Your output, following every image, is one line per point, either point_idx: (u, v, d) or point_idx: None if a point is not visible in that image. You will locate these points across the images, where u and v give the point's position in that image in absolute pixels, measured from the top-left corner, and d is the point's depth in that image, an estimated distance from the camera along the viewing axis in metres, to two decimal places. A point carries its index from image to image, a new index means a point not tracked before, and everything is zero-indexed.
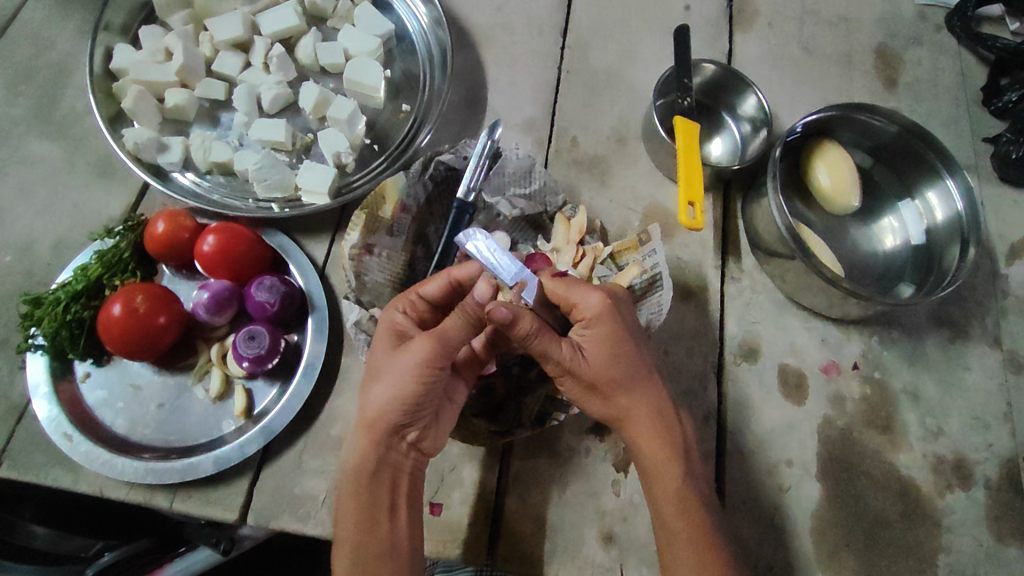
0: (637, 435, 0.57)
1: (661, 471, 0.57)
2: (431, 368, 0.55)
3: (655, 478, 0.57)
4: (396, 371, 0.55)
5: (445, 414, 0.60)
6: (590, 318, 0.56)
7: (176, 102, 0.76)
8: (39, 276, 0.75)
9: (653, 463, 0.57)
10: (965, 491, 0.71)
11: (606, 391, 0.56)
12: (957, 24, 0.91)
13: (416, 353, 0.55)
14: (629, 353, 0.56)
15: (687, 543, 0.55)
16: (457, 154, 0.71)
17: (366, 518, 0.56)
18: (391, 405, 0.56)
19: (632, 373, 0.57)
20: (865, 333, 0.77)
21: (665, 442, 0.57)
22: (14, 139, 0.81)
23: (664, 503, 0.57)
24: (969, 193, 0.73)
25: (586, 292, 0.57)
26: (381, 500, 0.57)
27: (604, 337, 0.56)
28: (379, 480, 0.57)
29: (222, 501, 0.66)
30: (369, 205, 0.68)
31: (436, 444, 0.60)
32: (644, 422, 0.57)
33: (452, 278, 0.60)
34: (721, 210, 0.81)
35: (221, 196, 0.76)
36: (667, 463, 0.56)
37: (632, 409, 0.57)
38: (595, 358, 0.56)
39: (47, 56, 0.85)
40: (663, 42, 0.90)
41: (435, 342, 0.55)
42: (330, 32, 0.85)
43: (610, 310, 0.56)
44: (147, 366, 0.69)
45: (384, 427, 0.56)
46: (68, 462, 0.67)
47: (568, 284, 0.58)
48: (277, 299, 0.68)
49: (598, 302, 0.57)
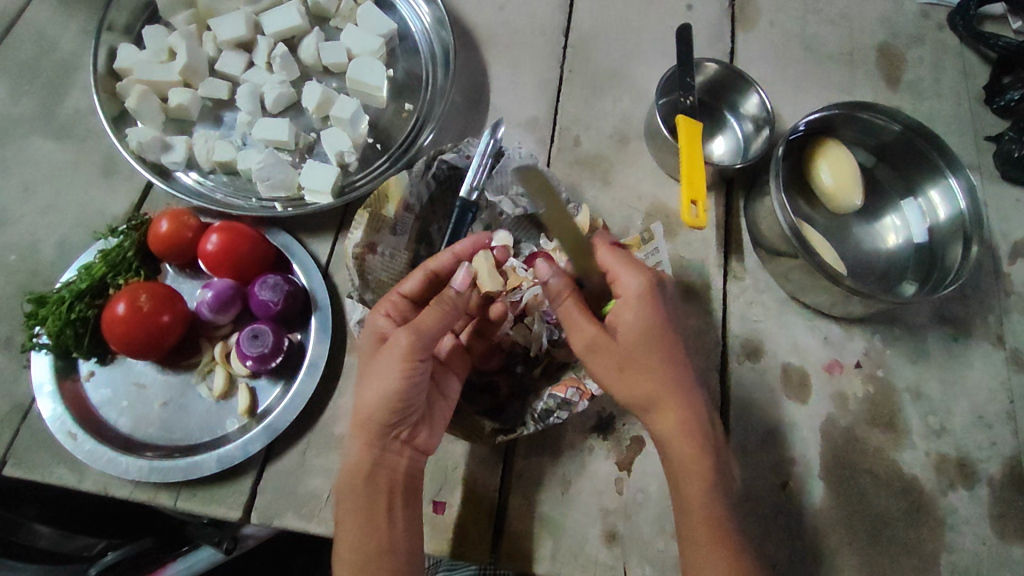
0: (665, 421, 0.57)
1: (687, 462, 0.56)
2: (412, 360, 0.55)
3: (682, 469, 0.57)
4: (379, 368, 0.56)
5: (437, 409, 0.62)
6: (628, 298, 0.58)
7: (179, 102, 0.77)
8: (43, 275, 0.75)
9: (678, 453, 0.57)
10: (968, 489, 0.71)
11: (635, 372, 0.56)
12: (958, 23, 0.91)
13: (397, 347, 0.55)
14: (660, 337, 0.57)
15: (707, 545, 0.55)
16: (459, 152, 0.71)
17: (365, 517, 0.56)
18: (378, 404, 0.56)
19: (663, 360, 0.57)
20: (867, 332, 0.77)
21: (692, 431, 0.57)
22: (17, 139, 0.81)
23: (688, 493, 0.57)
24: (972, 191, 0.73)
25: (632, 273, 0.59)
26: (379, 500, 0.57)
27: (639, 317, 0.57)
28: (376, 481, 0.57)
29: (226, 499, 0.67)
30: (370, 205, 0.67)
31: (430, 441, 0.60)
32: (672, 410, 0.57)
33: (428, 270, 0.62)
34: (723, 209, 0.81)
35: (224, 196, 0.76)
36: (694, 456, 0.56)
37: (661, 395, 0.56)
38: (626, 336, 0.57)
39: (50, 56, 0.85)
40: (665, 41, 0.90)
41: (414, 333, 0.56)
42: (333, 32, 0.85)
43: (650, 294, 0.58)
44: (151, 364, 0.69)
45: (375, 427, 0.57)
46: (72, 461, 0.67)
47: (621, 259, 0.60)
48: (281, 297, 0.68)
49: (640, 283, 0.58)
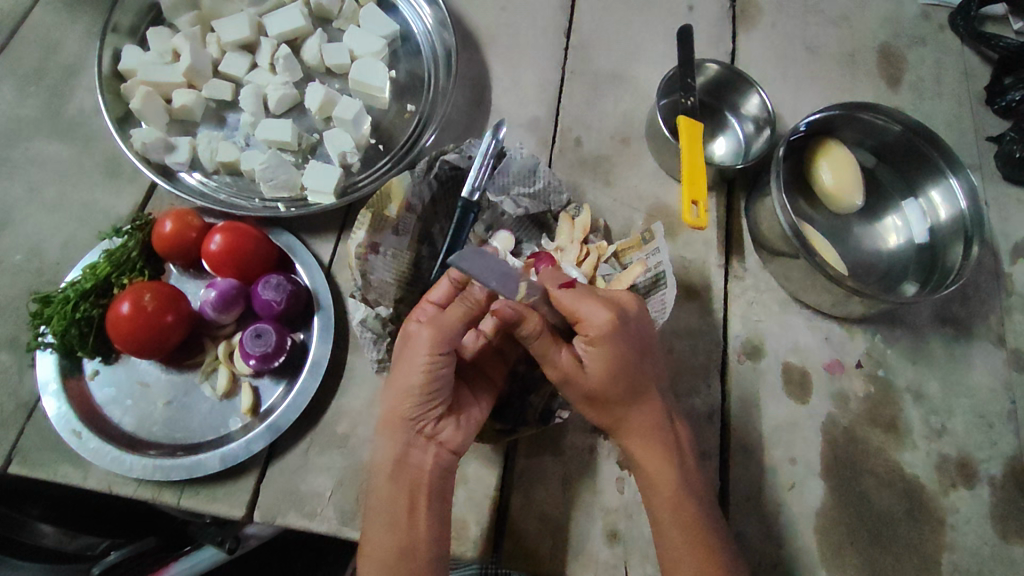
0: (632, 443, 0.59)
1: (656, 480, 0.58)
2: (435, 353, 0.56)
3: (649, 483, 0.58)
4: (404, 364, 0.57)
5: (467, 408, 0.61)
6: (593, 336, 0.55)
7: (183, 103, 0.77)
8: (49, 275, 0.76)
9: (647, 470, 0.58)
10: (970, 488, 0.72)
11: (612, 402, 0.57)
12: (960, 24, 0.92)
13: (420, 342, 0.56)
14: (632, 370, 0.57)
15: (682, 547, 0.56)
16: (462, 153, 0.72)
17: (389, 513, 0.57)
18: (403, 397, 0.57)
19: (633, 387, 0.57)
20: (868, 332, 0.77)
21: (657, 448, 0.58)
22: (23, 140, 0.82)
23: (658, 511, 0.58)
24: (972, 192, 0.73)
25: (593, 307, 0.55)
26: (401, 497, 0.57)
27: (605, 355, 0.55)
28: (399, 479, 0.58)
29: (229, 498, 0.67)
30: (374, 205, 0.69)
31: (457, 438, 0.59)
32: (641, 431, 0.58)
33: (452, 277, 0.59)
34: (724, 210, 0.82)
35: (228, 196, 0.77)
36: (664, 469, 0.58)
37: (634, 420, 0.58)
38: (594, 372, 0.56)
39: (56, 58, 0.86)
40: (666, 42, 0.91)
41: (436, 327, 0.56)
42: (336, 33, 0.86)
43: (614, 330, 0.55)
44: (156, 363, 0.70)
45: (401, 422, 0.58)
46: (77, 460, 0.68)
47: (574, 297, 0.56)
48: (284, 297, 0.68)
49: (605, 319, 0.55)
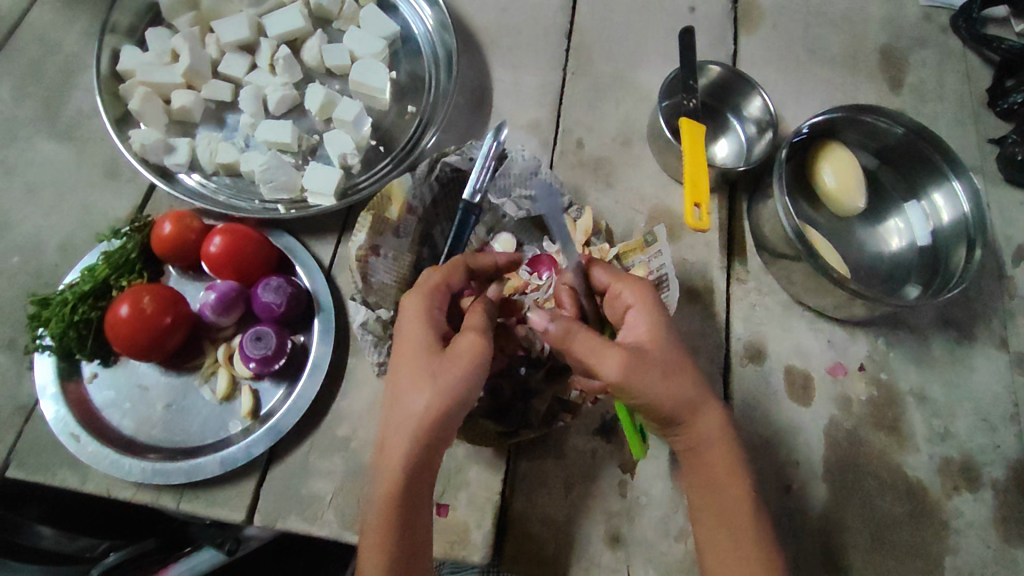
0: (702, 425, 0.57)
1: (723, 468, 0.58)
2: (483, 365, 0.55)
3: (717, 469, 0.58)
4: (450, 370, 0.53)
5: None
6: (637, 307, 0.60)
7: (182, 104, 0.77)
8: (46, 277, 0.75)
9: (713, 452, 0.58)
10: (973, 491, 0.71)
11: (671, 376, 0.56)
12: (961, 26, 0.91)
13: (470, 353, 0.54)
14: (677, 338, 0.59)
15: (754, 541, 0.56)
16: (463, 155, 0.72)
17: (406, 518, 0.53)
18: (444, 404, 0.53)
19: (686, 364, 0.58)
20: (871, 334, 0.77)
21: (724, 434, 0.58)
22: (20, 141, 0.81)
23: (729, 494, 0.57)
24: (975, 195, 0.73)
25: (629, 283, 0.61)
26: (420, 500, 0.54)
27: (654, 323, 0.59)
28: (421, 484, 0.54)
29: (228, 502, 0.66)
30: (374, 207, 0.68)
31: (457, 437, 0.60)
32: (711, 412, 0.58)
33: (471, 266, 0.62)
34: (726, 212, 0.81)
35: (228, 198, 0.76)
36: (728, 453, 0.58)
37: (700, 396, 0.57)
38: (650, 341, 0.58)
39: (54, 58, 0.85)
40: (668, 44, 0.90)
41: (485, 339, 0.55)
42: (336, 34, 0.85)
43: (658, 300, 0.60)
44: (155, 366, 0.69)
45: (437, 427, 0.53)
46: (75, 463, 0.67)
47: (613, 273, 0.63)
48: (283, 300, 0.68)
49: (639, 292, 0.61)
